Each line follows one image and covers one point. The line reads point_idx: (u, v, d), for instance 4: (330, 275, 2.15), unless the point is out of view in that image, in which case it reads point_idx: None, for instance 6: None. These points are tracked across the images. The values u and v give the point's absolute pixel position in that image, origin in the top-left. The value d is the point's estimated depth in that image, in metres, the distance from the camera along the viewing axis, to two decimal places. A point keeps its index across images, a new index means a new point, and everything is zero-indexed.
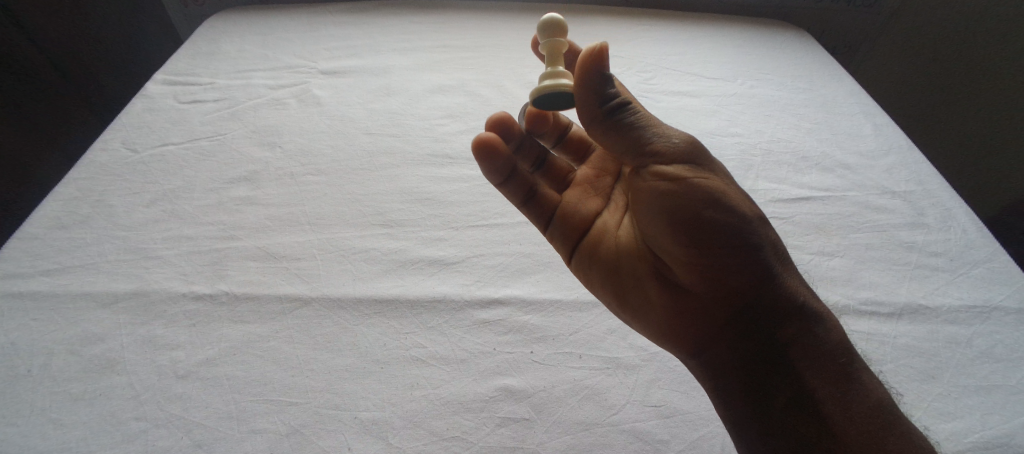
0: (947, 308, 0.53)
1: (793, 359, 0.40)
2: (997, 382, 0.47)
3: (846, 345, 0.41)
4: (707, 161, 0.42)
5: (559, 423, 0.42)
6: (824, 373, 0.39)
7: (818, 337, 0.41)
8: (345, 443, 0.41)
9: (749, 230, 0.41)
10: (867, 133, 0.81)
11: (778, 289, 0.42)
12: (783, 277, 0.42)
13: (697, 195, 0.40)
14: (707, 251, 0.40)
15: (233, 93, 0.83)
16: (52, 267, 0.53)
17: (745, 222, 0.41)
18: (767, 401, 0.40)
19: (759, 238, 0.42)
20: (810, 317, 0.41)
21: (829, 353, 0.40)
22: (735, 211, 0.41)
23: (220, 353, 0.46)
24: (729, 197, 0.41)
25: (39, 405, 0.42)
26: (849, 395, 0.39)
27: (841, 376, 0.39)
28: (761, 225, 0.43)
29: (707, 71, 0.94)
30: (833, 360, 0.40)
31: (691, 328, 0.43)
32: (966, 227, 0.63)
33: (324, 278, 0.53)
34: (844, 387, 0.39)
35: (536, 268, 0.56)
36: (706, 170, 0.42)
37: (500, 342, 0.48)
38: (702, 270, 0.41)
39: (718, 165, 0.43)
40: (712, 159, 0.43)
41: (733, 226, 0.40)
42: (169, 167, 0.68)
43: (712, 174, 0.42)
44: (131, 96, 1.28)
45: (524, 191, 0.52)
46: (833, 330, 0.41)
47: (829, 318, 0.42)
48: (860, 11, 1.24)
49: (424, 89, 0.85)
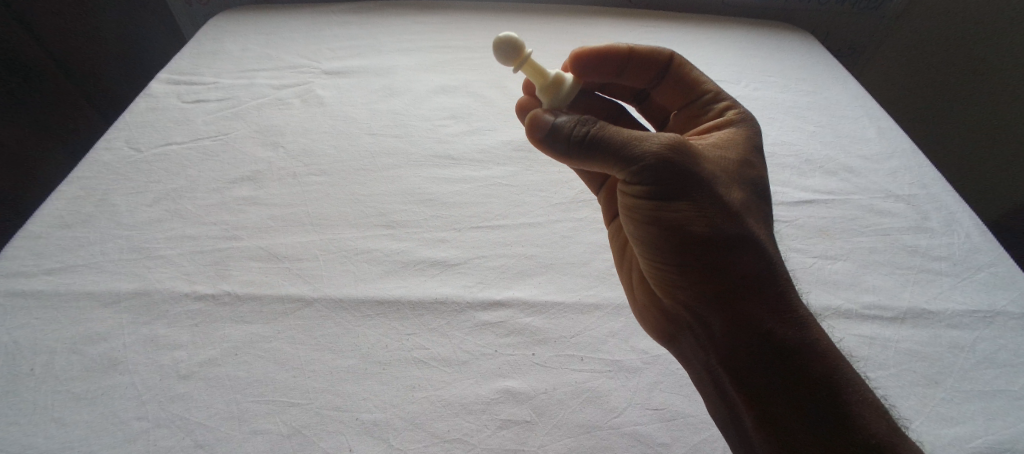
0: (949, 313, 0.53)
1: (758, 379, 0.40)
2: (999, 388, 0.47)
3: (828, 376, 0.38)
4: (676, 180, 0.39)
5: (559, 426, 0.42)
6: (788, 395, 0.38)
7: (793, 364, 0.38)
8: (345, 444, 0.41)
9: (724, 249, 0.40)
10: (870, 136, 0.81)
11: (758, 306, 0.39)
12: (769, 296, 0.40)
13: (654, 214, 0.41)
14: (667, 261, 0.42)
15: (235, 93, 0.83)
16: (55, 266, 0.53)
17: (714, 242, 0.40)
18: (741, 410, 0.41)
19: (733, 257, 0.40)
20: (791, 342, 0.39)
21: (803, 380, 0.38)
22: (699, 231, 0.40)
23: (221, 353, 0.46)
24: (698, 217, 0.40)
25: (41, 404, 0.42)
26: (822, 425, 0.37)
27: (809, 405, 0.38)
28: (744, 244, 0.40)
29: (710, 73, 0.94)
30: (812, 389, 0.38)
31: (665, 322, 0.46)
32: (969, 231, 0.63)
33: (326, 278, 0.53)
34: (814, 414, 0.38)
35: (537, 270, 0.55)
36: (675, 189, 0.39)
37: (501, 344, 0.48)
38: (668, 274, 0.44)
39: (699, 181, 0.40)
40: (688, 175, 0.39)
41: (696, 244, 0.40)
42: (172, 167, 0.68)
43: (682, 193, 0.39)
44: (135, 94, 1.29)
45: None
46: (821, 357, 0.38)
47: (820, 344, 0.39)
48: (862, 14, 1.24)
49: (427, 89, 0.85)
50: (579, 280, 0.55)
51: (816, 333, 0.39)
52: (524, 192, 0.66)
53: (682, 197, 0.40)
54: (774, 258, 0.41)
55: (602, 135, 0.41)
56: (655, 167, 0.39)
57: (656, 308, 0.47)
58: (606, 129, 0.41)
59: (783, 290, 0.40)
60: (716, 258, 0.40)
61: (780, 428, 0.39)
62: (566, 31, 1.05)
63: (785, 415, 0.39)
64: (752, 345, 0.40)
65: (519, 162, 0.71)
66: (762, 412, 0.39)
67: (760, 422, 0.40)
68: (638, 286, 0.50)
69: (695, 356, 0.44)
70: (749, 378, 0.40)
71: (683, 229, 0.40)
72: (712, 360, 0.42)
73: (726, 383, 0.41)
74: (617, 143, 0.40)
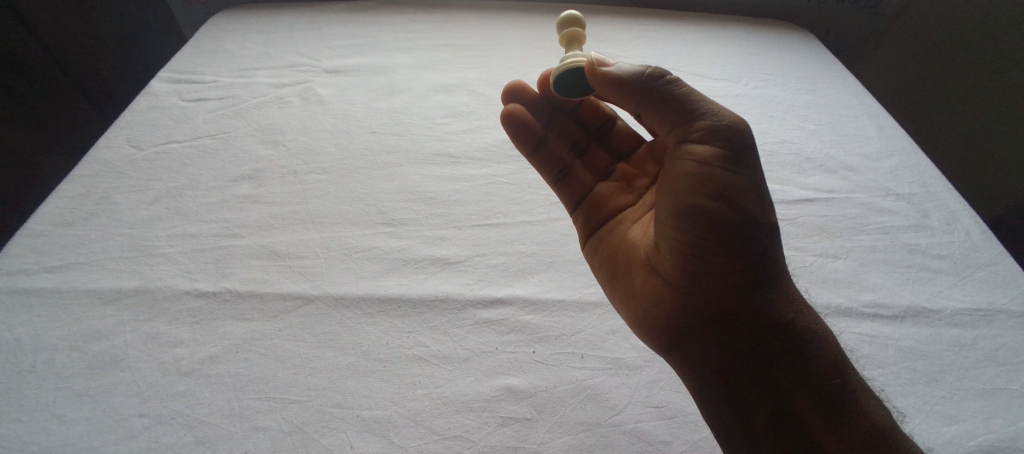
0: (950, 311, 0.53)
1: (778, 368, 0.41)
2: (999, 386, 0.47)
3: (837, 367, 0.41)
4: (743, 155, 0.42)
5: (560, 423, 0.42)
6: (805, 385, 0.40)
7: (808, 355, 0.41)
8: (346, 441, 0.41)
9: (761, 236, 0.42)
10: (871, 134, 0.81)
11: (779, 297, 0.43)
12: (784, 290, 0.43)
13: (714, 183, 0.42)
14: (707, 241, 0.42)
15: (236, 91, 0.83)
16: (56, 263, 0.53)
17: (758, 225, 0.42)
18: (753, 407, 0.41)
19: (768, 244, 0.43)
20: (807, 335, 0.42)
21: (818, 371, 0.40)
22: (750, 212, 0.42)
23: (223, 350, 0.46)
24: (751, 198, 0.42)
25: (42, 401, 0.42)
26: (838, 413, 0.39)
27: (824, 394, 0.40)
28: (774, 236, 0.44)
29: (710, 71, 0.94)
30: (825, 379, 0.40)
31: (672, 323, 0.44)
32: (969, 229, 0.63)
33: (327, 276, 0.53)
34: (828, 404, 0.39)
35: (538, 268, 0.56)
36: (737, 161, 0.42)
37: (502, 342, 0.48)
38: (689, 263, 0.43)
39: (755, 167, 0.43)
40: (750, 156, 0.43)
41: (742, 224, 0.42)
42: (173, 165, 0.68)
43: (740, 169, 0.42)
44: (134, 94, 1.28)
45: (555, 169, 0.58)
46: (828, 350, 0.41)
47: (827, 339, 0.42)
48: (861, 13, 1.24)
49: (427, 88, 0.86)
50: (580, 278, 0.55)
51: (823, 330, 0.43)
52: (525, 190, 0.66)
53: (743, 173, 0.42)
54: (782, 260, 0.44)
55: (687, 94, 0.44)
56: (734, 134, 0.42)
57: (664, 308, 0.44)
58: (689, 90, 0.45)
59: (791, 289, 0.44)
60: (758, 242, 0.42)
61: (791, 418, 0.40)
62: None
63: (799, 406, 0.40)
64: (774, 332, 0.41)
65: (519, 160, 0.71)
66: (775, 404, 0.40)
67: (774, 415, 0.40)
68: (635, 292, 0.46)
69: (704, 357, 0.42)
70: (769, 370, 0.41)
71: (737, 205, 0.42)
72: (727, 355, 0.42)
73: (738, 376, 0.41)
74: (701, 105, 0.44)
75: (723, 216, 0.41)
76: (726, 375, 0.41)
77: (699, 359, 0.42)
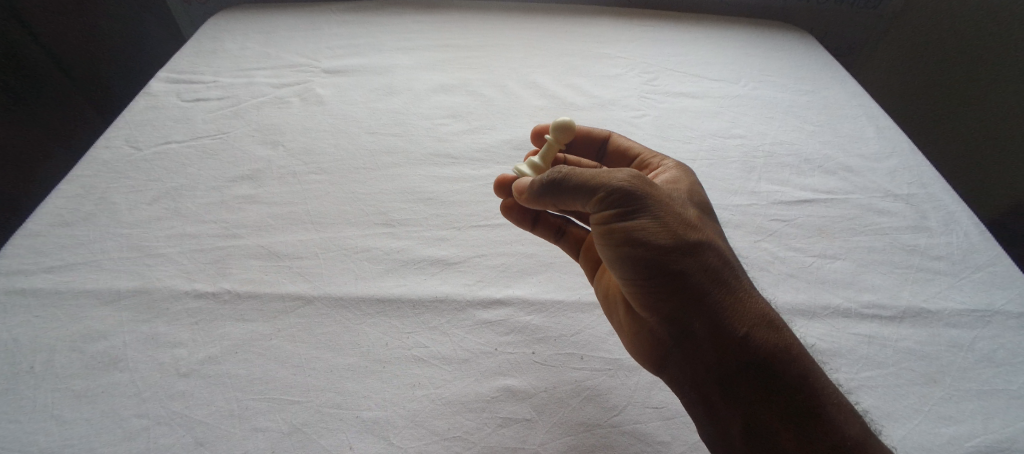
0: (949, 312, 0.53)
1: (744, 383, 0.38)
2: (997, 387, 0.47)
3: (802, 378, 0.38)
4: (642, 201, 0.41)
5: (559, 424, 0.42)
6: (774, 403, 0.37)
7: (772, 369, 0.38)
8: (346, 442, 0.41)
9: (693, 261, 0.40)
10: (869, 135, 0.81)
11: (735, 312, 0.39)
12: (739, 303, 0.40)
13: (622, 235, 0.41)
14: (639, 282, 0.41)
15: (236, 91, 0.83)
16: (54, 264, 0.53)
17: (681, 253, 0.40)
18: (728, 429, 0.38)
19: (698, 266, 0.40)
20: (768, 348, 0.38)
21: (784, 383, 0.37)
22: (670, 246, 0.40)
23: (222, 351, 0.46)
24: (664, 234, 0.40)
25: (40, 402, 0.42)
26: (806, 428, 0.36)
27: (794, 407, 0.37)
28: (703, 252, 0.40)
29: (709, 72, 0.94)
30: (788, 395, 0.37)
31: (649, 346, 0.44)
32: (968, 231, 0.63)
33: (325, 276, 0.53)
34: (795, 419, 0.37)
35: (538, 268, 0.56)
36: (637, 211, 0.41)
37: (501, 342, 0.48)
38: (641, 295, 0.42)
39: (660, 204, 0.41)
40: (651, 196, 0.41)
41: (667, 258, 0.39)
42: (172, 165, 0.68)
43: (645, 215, 0.40)
44: (135, 93, 1.27)
45: (554, 228, 0.57)
46: (792, 364, 0.38)
47: (791, 350, 0.38)
48: (858, 14, 1.25)
49: (427, 88, 0.86)
50: (580, 280, 0.55)
51: (787, 337, 0.39)
52: None
53: (647, 215, 0.40)
54: (734, 271, 0.41)
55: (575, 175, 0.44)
56: (622, 191, 0.41)
57: (641, 336, 0.44)
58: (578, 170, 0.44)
59: (745, 298, 0.40)
60: (691, 266, 0.39)
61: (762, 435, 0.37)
62: (565, 30, 1.05)
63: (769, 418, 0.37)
64: (734, 355, 0.38)
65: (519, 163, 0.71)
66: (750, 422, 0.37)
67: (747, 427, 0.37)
68: (623, 322, 0.47)
69: (678, 382, 0.41)
70: (738, 390, 0.38)
71: (651, 244, 0.40)
72: (696, 382, 0.40)
73: (709, 397, 0.39)
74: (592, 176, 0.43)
75: (641, 258, 0.40)
76: (698, 399, 0.40)
77: (678, 381, 0.41)
